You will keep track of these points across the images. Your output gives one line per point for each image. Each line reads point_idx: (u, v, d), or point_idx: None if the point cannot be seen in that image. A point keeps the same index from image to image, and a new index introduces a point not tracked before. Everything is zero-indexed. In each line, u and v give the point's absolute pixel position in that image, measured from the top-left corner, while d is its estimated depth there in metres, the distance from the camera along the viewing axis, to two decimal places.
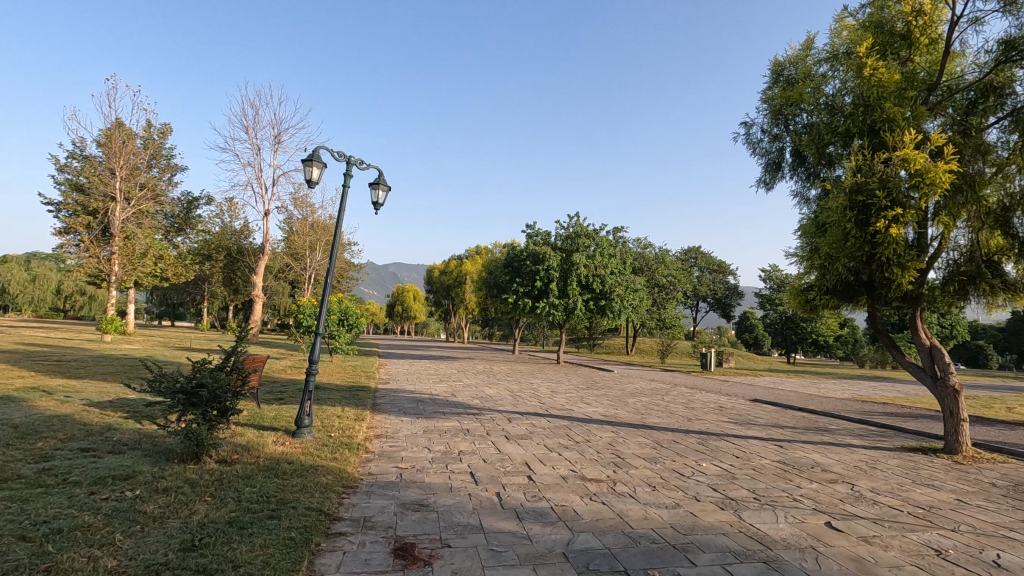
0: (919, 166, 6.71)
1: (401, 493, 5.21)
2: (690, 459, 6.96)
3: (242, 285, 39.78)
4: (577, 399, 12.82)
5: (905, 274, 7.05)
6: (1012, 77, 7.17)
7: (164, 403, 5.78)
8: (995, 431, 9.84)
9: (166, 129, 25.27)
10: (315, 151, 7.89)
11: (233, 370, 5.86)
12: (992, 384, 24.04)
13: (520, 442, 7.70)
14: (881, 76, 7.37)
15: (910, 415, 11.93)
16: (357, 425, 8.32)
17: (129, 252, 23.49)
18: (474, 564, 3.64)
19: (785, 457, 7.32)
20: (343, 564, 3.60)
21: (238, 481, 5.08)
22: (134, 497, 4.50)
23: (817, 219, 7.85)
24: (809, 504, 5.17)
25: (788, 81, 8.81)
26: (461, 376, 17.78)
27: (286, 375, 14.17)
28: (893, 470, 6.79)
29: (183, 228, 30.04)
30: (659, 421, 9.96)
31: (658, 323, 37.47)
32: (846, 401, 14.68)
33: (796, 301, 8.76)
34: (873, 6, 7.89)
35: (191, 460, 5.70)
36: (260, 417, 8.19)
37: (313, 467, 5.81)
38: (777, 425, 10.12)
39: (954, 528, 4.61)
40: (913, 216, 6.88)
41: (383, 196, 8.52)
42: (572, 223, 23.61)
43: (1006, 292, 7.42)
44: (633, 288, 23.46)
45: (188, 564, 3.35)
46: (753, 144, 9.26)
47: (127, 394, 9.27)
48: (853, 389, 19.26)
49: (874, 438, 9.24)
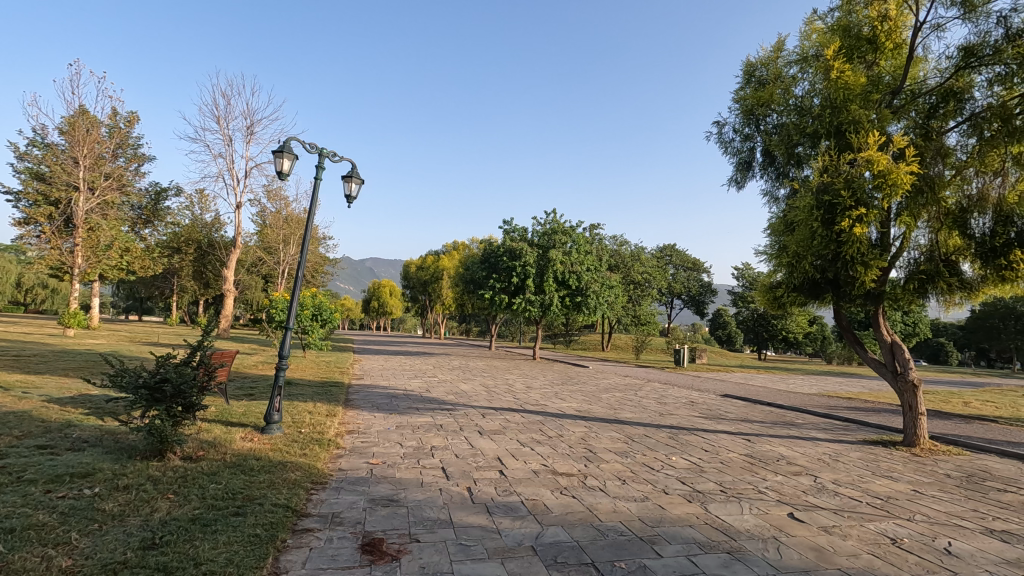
0: (881, 167, 6.93)
1: (370, 488, 5.17)
2: (660, 454, 7.06)
3: (213, 280, 38.92)
4: (552, 394, 12.92)
5: (868, 273, 7.28)
6: (970, 83, 7.41)
7: (126, 398, 5.62)
8: (952, 425, 10.21)
9: (132, 118, 24.49)
10: (286, 142, 7.75)
11: (199, 365, 5.74)
12: (950, 379, 24.94)
13: (493, 437, 7.72)
14: (847, 79, 7.57)
15: (873, 410, 12.34)
16: (328, 420, 8.22)
17: (94, 244, 22.67)
18: (442, 558, 3.62)
19: (752, 451, 7.49)
20: (309, 560, 3.55)
21: (203, 478, 4.98)
22: (92, 496, 4.36)
23: (785, 217, 8.02)
24: (773, 496, 5.30)
25: (760, 82, 8.97)
26: (437, 372, 17.72)
27: (256, 370, 13.90)
28: (854, 463, 7.01)
29: (151, 220, 29.26)
30: (632, 416, 10.09)
31: (633, 319, 37.85)
32: (812, 396, 15.10)
33: (765, 298, 8.92)
34: (841, 9, 8.06)
35: (155, 458, 5.56)
36: (228, 413, 8.03)
37: (281, 463, 5.72)
38: (746, 420, 10.34)
39: (909, 517, 4.79)
40: (876, 216, 7.08)
41: (356, 188, 8.41)
42: (548, 220, 23.66)
43: (962, 290, 7.64)
44: (609, 285, 23.61)
45: (147, 563, 3.27)
46: (725, 143, 9.39)
47: (89, 391, 8.99)
48: (819, 384, 19.79)
49: (838, 432, 9.51)
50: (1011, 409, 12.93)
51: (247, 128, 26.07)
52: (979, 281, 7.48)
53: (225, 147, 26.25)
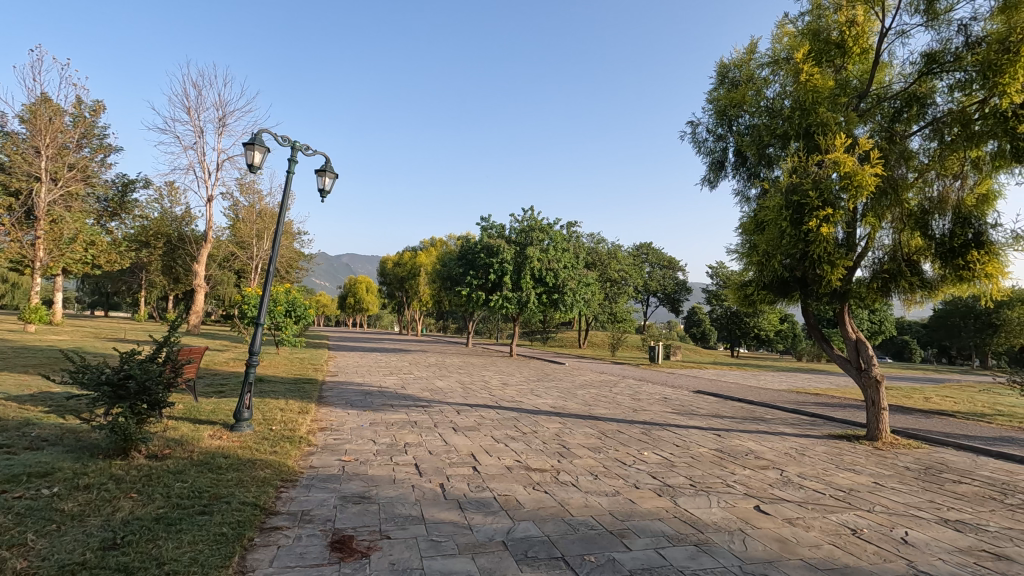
0: (848, 168, 7.12)
1: (342, 486, 5.10)
2: (632, 449, 7.15)
3: (183, 275, 37.97)
4: (528, 391, 12.98)
5: (835, 272, 7.48)
6: (933, 88, 7.64)
7: (87, 395, 5.47)
8: (912, 419, 10.56)
9: (98, 107, 23.74)
10: (257, 135, 7.60)
11: (165, 362, 5.60)
12: (913, 376, 25.75)
13: (467, 433, 7.70)
14: (817, 82, 7.76)
15: (838, 405, 12.70)
16: (300, 418, 8.13)
17: (57, 236, 21.87)
18: (413, 554, 3.62)
19: (721, 445, 7.64)
20: (277, 558, 3.52)
21: (168, 477, 4.87)
22: (50, 496, 4.22)
23: (756, 217, 8.16)
24: (740, 489, 5.42)
25: (733, 84, 9.12)
26: (413, 369, 17.60)
27: (227, 367, 13.62)
28: (820, 456, 7.21)
29: (117, 213, 28.42)
30: (606, 412, 10.20)
31: (610, 317, 38.20)
32: (781, 392, 15.47)
33: (736, 296, 9.07)
34: (812, 13, 8.24)
35: (118, 456, 5.39)
36: (197, 411, 7.87)
37: (250, 461, 5.62)
38: (717, 415, 10.54)
39: (869, 508, 4.95)
40: (841, 216, 7.29)
41: (329, 182, 8.29)
42: (525, 217, 23.67)
43: (922, 290, 7.89)
44: (585, 282, 23.77)
45: (107, 563, 3.19)
46: (698, 143, 9.52)
47: (51, 389, 8.70)
48: (788, 381, 20.20)
49: (805, 426, 9.78)
50: (968, 404, 13.43)
51: (219, 119, 25.43)
52: (938, 281, 7.70)
53: (196, 139, 25.58)
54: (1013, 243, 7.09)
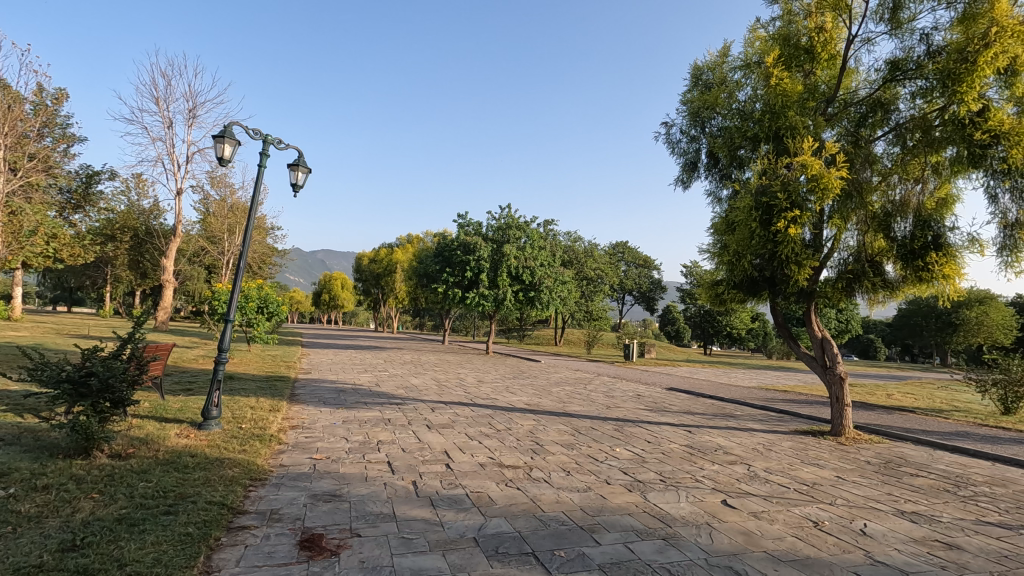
0: (815, 172, 7.29)
1: (313, 484, 5.06)
2: (605, 445, 7.25)
3: (150, 270, 36.96)
4: (503, 388, 13.03)
5: (801, 272, 7.68)
6: (896, 95, 7.90)
7: (47, 394, 5.31)
8: (875, 416, 10.92)
9: (60, 95, 22.91)
10: (226, 127, 7.44)
11: (130, 358, 5.46)
12: (877, 374, 26.63)
13: (441, 431, 7.68)
14: (786, 87, 7.95)
15: (805, 402, 13.09)
16: (270, 416, 8.00)
17: (16, 229, 20.72)
18: (384, 552, 3.61)
19: (692, 441, 7.79)
20: (244, 558, 3.47)
21: (131, 476, 4.74)
22: (5, 497, 4.09)
23: (727, 218, 8.30)
24: (709, 484, 5.54)
25: (706, 86, 9.27)
26: (388, 366, 17.50)
27: (195, 365, 13.35)
28: (786, 452, 7.40)
29: (81, 205, 27.47)
30: (580, 409, 10.30)
31: (586, 314, 38.52)
32: (751, 389, 15.82)
33: (708, 295, 9.23)
34: (782, 19, 8.40)
35: (80, 455, 5.23)
36: (163, 409, 7.69)
37: (218, 459, 5.53)
38: (689, 412, 10.73)
39: (831, 501, 5.11)
40: (809, 217, 7.46)
41: (302, 177, 8.18)
42: (503, 215, 23.64)
43: (885, 290, 8.14)
44: (561, 280, 23.90)
45: (66, 565, 3.11)
46: (672, 143, 9.63)
47: (7, 386, 8.40)
48: (758, 378, 20.70)
49: (773, 422, 10.02)
50: (927, 401, 13.91)
51: (189, 110, 24.78)
52: (899, 281, 7.96)
53: (164, 131, 24.83)
54: (969, 246, 7.37)
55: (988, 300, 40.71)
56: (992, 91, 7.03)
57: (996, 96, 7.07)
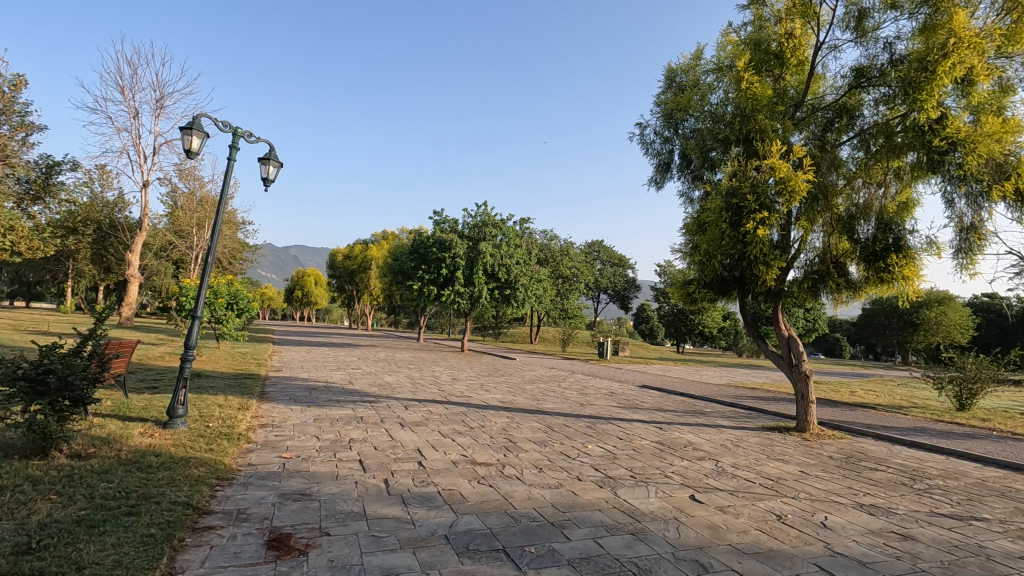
0: (783, 174, 7.46)
1: (282, 483, 4.98)
2: (577, 442, 7.30)
3: (115, 264, 35.76)
4: (477, 386, 13.04)
5: (769, 272, 7.87)
6: (860, 101, 8.14)
7: (2, 392, 5.11)
8: (840, 412, 11.25)
9: (18, 81, 21.99)
10: (195, 119, 7.26)
11: (92, 356, 5.30)
12: (842, 372, 27.42)
13: (414, 428, 7.65)
14: (755, 91, 8.12)
15: (773, 399, 13.38)
16: (239, 414, 7.83)
17: None
18: (352, 551, 3.58)
19: (662, 438, 7.91)
20: (209, 559, 3.40)
21: (91, 477, 4.61)
22: None
23: (698, 218, 8.43)
24: (678, 480, 5.64)
25: (679, 88, 9.41)
26: (362, 364, 17.31)
27: (160, 363, 12.95)
28: (753, 448, 7.58)
29: (40, 196, 26.33)
30: (554, 407, 10.39)
31: (562, 313, 38.68)
32: (721, 387, 16.14)
33: (679, 294, 9.40)
34: (753, 24, 8.57)
35: (37, 455, 5.05)
36: (126, 407, 7.47)
37: (184, 458, 5.41)
38: (660, 410, 10.88)
39: (795, 496, 5.25)
40: (776, 219, 7.64)
41: (273, 172, 8.03)
42: (479, 212, 23.55)
43: (848, 290, 8.40)
44: (537, 278, 23.99)
45: (21, 569, 3.01)
46: (646, 144, 9.75)
47: None
48: (729, 376, 21.08)
49: (741, 419, 10.25)
50: (888, 398, 14.37)
51: (156, 100, 24.06)
52: (862, 282, 8.23)
53: (130, 121, 24.04)
54: (927, 248, 7.66)
55: (947, 300, 42.31)
56: (950, 100, 7.30)
57: (953, 105, 7.34)
